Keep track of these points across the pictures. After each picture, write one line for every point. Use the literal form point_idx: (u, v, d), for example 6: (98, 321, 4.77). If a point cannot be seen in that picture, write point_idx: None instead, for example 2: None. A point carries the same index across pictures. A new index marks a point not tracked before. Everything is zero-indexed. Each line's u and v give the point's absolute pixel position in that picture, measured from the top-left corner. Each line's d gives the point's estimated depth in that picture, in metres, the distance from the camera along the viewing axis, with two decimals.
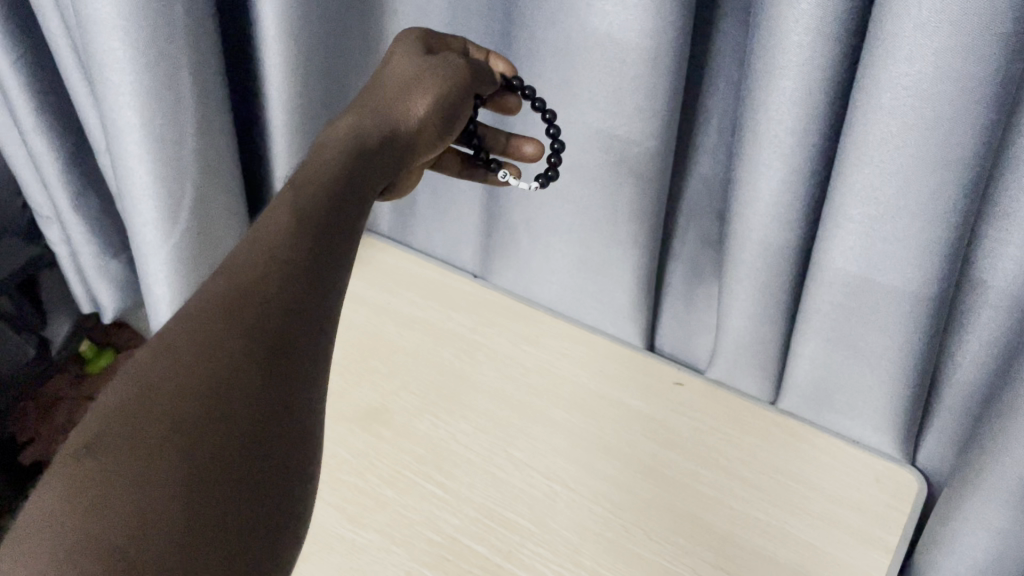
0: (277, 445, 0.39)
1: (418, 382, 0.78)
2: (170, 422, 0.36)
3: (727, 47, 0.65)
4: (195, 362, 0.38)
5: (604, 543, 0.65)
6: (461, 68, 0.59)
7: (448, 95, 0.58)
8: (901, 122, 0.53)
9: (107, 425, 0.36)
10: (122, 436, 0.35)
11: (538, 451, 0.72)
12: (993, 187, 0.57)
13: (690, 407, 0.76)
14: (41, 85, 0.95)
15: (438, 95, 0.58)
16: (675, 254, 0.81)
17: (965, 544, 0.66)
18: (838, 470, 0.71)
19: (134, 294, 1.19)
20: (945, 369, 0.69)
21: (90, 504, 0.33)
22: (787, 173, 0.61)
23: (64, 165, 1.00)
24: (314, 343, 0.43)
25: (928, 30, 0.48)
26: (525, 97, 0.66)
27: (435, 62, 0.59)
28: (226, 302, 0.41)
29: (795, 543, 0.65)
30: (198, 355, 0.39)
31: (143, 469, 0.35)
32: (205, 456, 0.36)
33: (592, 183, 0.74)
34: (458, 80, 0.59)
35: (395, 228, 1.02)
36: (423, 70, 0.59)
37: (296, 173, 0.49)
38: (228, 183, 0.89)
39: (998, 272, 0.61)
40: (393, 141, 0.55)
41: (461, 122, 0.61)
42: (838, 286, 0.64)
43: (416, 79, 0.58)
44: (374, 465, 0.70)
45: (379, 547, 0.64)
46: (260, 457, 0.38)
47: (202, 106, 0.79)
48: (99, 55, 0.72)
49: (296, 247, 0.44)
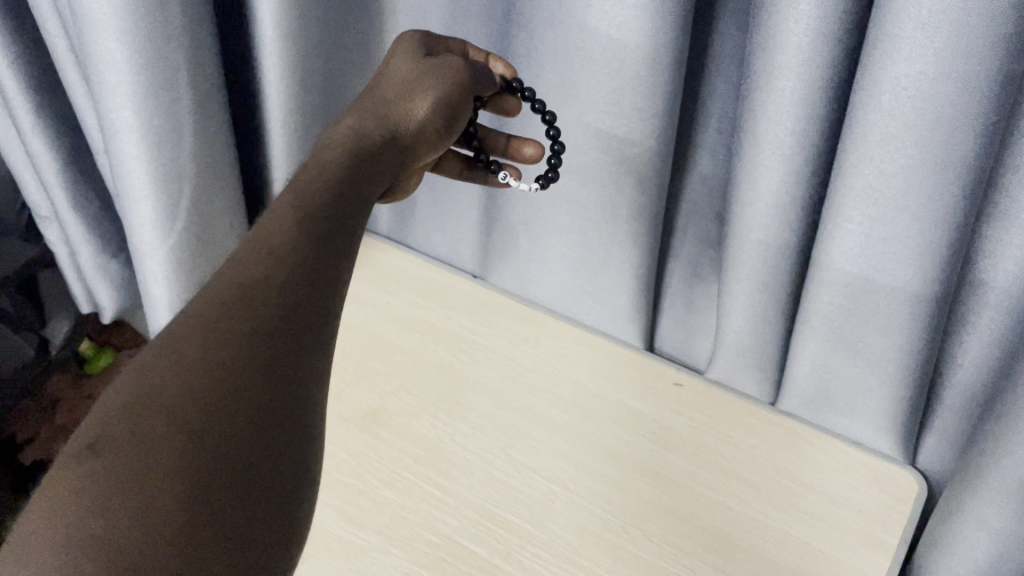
0: (281, 444, 0.39)
1: (417, 383, 0.77)
2: (174, 423, 0.36)
3: (727, 46, 0.65)
4: (200, 361, 0.38)
5: (603, 544, 0.65)
6: (460, 69, 0.59)
7: (449, 96, 0.58)
8: (901, 123, 0.52)
9: (111, 424, 0.36)
10: (126, 435, 0.35)
11: (537, 452, 0.72)
12: (994, 187, 0.57)
13: (690, 407, 0.76)
14: (39, 85, 0.95)
15: (438, 96, 0.57)
16: (675, 254, 0.81)
17: (966, 546, 0.66)
18: (838, 471, 0.71)
19: (133, 293, 1.19)
20: (946, 369, 0.69)
21: (93, 504, 0.33)
22: (787, 173, 0.61)
23: (62, 165, 1.00)
24: (317, 342, 0.42)
25: (929, 30, 0.48)
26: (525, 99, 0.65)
27: (436, 64, 0.59)
28: (229, 300, 0.41)
29: (795, 544, 0.65)
30: (202, 355, 0.38)
31: (147, 469, 0.34)
32: (209, 456, 0.36)
33: (591, 184, 0.74)
34: (458, 82, 0.58)
35: (394, 228, 1.02)
36: (422, 73, 0.58)
37: (298, 173, 0.49)
38: (227, 183, 0.89)
39: (999, 272, 0.60)
40: (394, 142, 0.55)
41: (462, 123, 0.60)
42: (838, 287, 0.64)
43: (416, 81, 0.58)
44: (373, 466, 0.70)
45: (379, 549, 0.64)
46: (264, 457, 0.38)
47: (200, 105, 0.79)
48: (96, 55, 0.72)
49: (294, 251, 0.43)
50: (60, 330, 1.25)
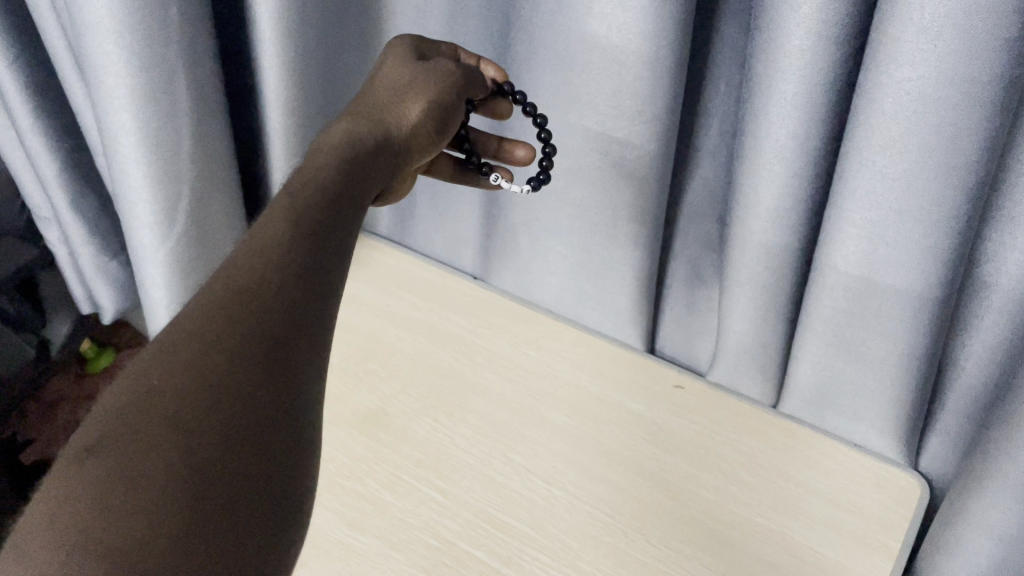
0: (279, 450, 0.39)
1: (417, 385, 0.77)
2: (174, 424, 0.36)
3: (728, 48, 0.65)
4: (198, 364, 0.38)
5: (605, 548, 0.64)
6: (452, 71, 0.58)
7: (441, 99, 0.57)
8: (904, 127, 0.52)
9: (109, 427, 0.36)
10: (125, 438, 0.35)
11: (538, 455, 0.72)
12: (997, 191, 0.56)
13: (689, 409, 0.76)
14: (38, 86, 0.95)
15: (430, 99, 0.57)
16: (676, 256, 0.81)
17: (969, 550, 0.66)
18: (839, 474, 0.70)
19: (133, 295, 1.19)
20: (948, 373, 0.68)
21: (93, 506, 0.33)
22: (788, 177, 0.60)
23: (62, 166, 1.00)
24: (314, 347, 0.42)
25: (932, 34, 0.48)
26: (516, 102, 0.65)
27: (427, 66, 0.58)
28: (225, 303, 0.40)
29: (796, 547, 0.65)
30: (199, 357, 0.38)
31: (147, 474, 0.34)
32: (207, 461, 0.36)
33: (591, 185, 0.74)
34: (450, 85, 0.58)
35: (394, 229, 1.02)
36: (414, 75, 0.58)
37: (291, 176, 0.49)
38: (226, 183, 0.88)
39: (1001, 275, 0.60)
40: (387, 145, 0.54)
41: (454, 125, 0.60)
42: (840, 290, 0.63)
43: (408, 84, 0.57)
44: (373, 469, 0.70)
45: (379, 552, 0.64)
46: (262, 461, 0.38)
47: (197, 106, 0.79)
48: (94, 57, 0.72)
49: (291, 256, 0.43)
50: (61, 331, 1.26)
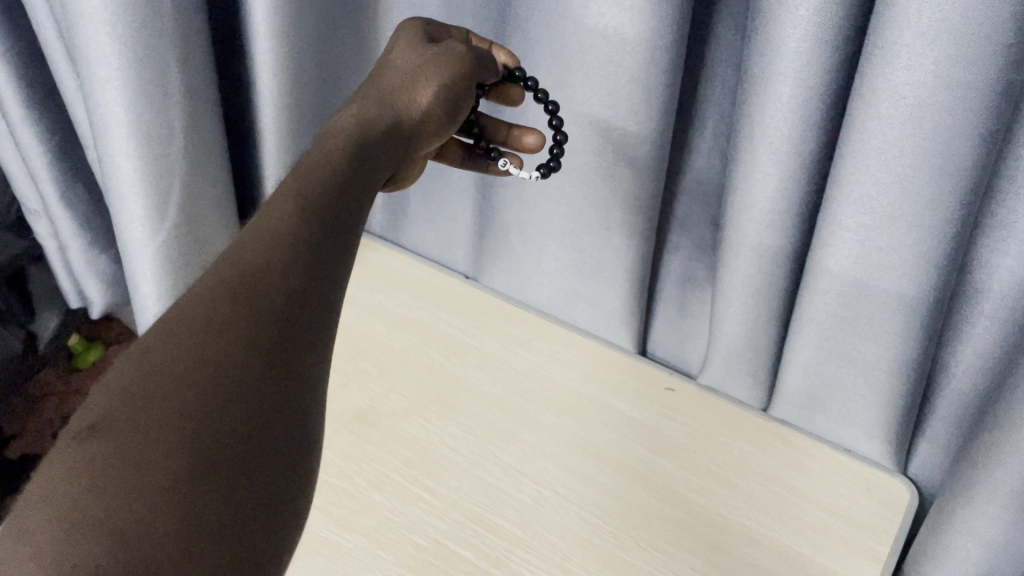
0: (281, 438, 0.38)
1: (406, 384, 0.77)
2: (174, 408, 0.35)
3: (725, 52, 0.65)
4: (200, 348, 0.37)
5: (593, 550, 0.64)
6: (464, 53, 0.58)
7: (453, 83, 0.56)
8: (900, 131, 0.52)
9: (109, 408, 0.35)
10: (124, 421, 0.35)
11: (528, 456, 0.71)
12: (990, 198, 0.56)
13: (683, 412, 0.75)
14: (28, 77, 0.94)
15: (443, 83, 0.56)
16: (668, 259, 0.80)
17: (957, 555, 0.66)
18: (829, 479, 0.70)
19: (121, 289, 1.18)
20: (938, 379, 0.68)
21: (92, 486, 0.33)
22: (784, 179, 0.60)
23: (51, 156, 0.99)
24: (318, 333, 0.42)
25: (929, 40, 0.48)
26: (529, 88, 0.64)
27: (439, 49, 0.58)
28: (228, 285, 0.40)
29: (785, 551, 0.65)
30: (202, 342, 0.38)
31: (145, 459, 0.34)
32: (206, 447, 0.35)
33: (586, 186, 0.73)
34: (463, 68, 0.57)
35: (387, 228, 1.02)
36: (427, 57, 0.57)
37: (301, 158, 0.48)
38: (215, 179, 0.87)
39: (995, 280, 0.60)
40: (399, 129, 0.54)
41: (466, 108, 0.60)
42: (834, 293, 0.63)
43: (421, 66, 0.57)
44: (361, 467, 0.69)
45: (365, 552, 0.63)
46: (262, 453, 0.37)
47: (190, 99, 0.78)
48: (86, 45, 0.71)
49: (292, 246, 0.42)
50: (48, 325, 1.25)
